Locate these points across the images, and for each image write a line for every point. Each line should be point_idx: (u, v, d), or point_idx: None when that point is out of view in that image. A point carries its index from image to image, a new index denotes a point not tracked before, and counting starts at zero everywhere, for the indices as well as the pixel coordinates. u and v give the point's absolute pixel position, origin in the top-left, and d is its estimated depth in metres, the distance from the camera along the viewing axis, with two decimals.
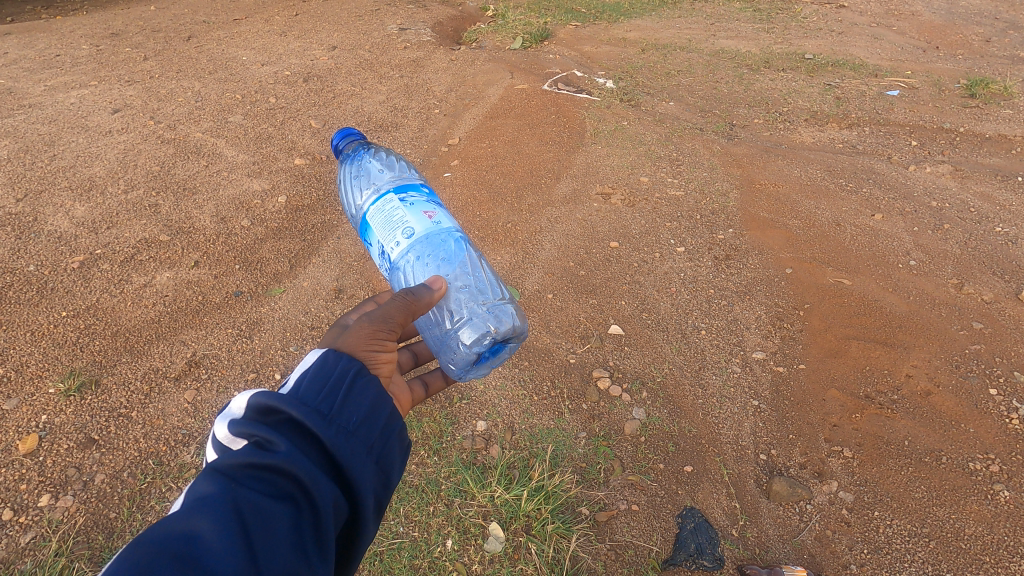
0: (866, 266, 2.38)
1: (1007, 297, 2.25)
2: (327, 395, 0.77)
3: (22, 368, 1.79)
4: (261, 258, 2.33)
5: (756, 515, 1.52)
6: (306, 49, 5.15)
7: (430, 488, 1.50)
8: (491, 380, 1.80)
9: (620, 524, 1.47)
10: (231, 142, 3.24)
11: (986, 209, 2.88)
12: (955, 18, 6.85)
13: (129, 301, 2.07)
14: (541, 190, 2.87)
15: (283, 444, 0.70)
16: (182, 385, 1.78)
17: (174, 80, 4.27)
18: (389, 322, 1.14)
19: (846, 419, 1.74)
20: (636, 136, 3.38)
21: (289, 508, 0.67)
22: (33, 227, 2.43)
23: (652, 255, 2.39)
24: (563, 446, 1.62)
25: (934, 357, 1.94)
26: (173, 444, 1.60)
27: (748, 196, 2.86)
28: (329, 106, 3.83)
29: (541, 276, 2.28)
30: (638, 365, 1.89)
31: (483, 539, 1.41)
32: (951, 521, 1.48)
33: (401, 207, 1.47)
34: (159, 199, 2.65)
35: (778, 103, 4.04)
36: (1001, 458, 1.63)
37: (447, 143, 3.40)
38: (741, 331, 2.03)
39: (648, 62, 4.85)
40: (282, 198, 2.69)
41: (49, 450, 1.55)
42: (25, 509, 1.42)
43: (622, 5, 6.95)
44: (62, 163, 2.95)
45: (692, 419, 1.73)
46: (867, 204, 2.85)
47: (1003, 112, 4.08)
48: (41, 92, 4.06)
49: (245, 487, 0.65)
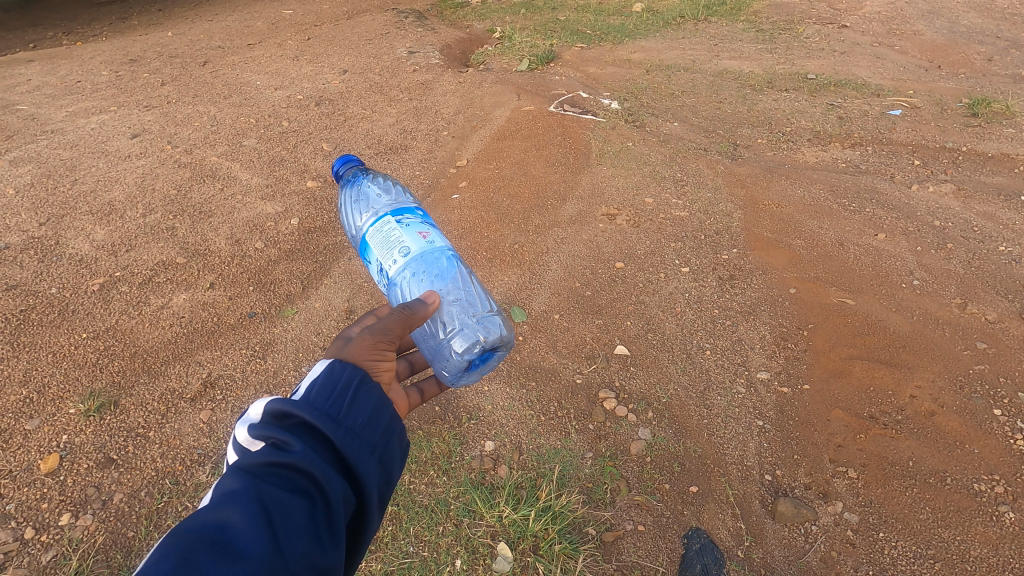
0: (869, 286, 2.56)
1: (1010, 316, 2.41)
2: (334, 402, 0.91)
3: (45, 390, 1.96)
4: (274, 279, 2.54)
5: (761, 536, 1.64)
6: (319, 73, 5.42)
7: (440, 508, 1.63)
8: (500, 401, 1.97)
9: (626, 544, 1.59)
10: (245, 166, 3.48)
11: (989, 229, 3.05)
12: (957, 36, 7.03)
13: (148, 323, 2.27)
14: (548, 212, 3.08)
15: (298, 445, 0.84)
16: (197, 406, 1.94)
17: (190, 104, 4.52)
18: (388, 334, 1.35)
19: (851, 440, 1.88)
20: (641, 157, 3.59)
21: (304, 501, 0.81)
22: (56, 251, 2.66)
23: (657, 276, 2.60)
24: (570, 466, 1.76)
25: (938, 377, 2.10)
26: (188, 463, 1.76)
27: (752, 215, 3.05)
28: (341, 129, 4.07)
29: (548, 297, 2.47)
30: (643, 385, 2.05)
31: (490, 559, 1.53)
32: (956, 543, 1.61)
33: (398, 228, 1.72)
34: (175, 222, 2.88)
35: (782, 123, 4.23)
36: (1006, 479, 1.76)
37: (455, 165, 3.63)
38: (745, 351, 2.20)
39: (652, 83, 5.06)
40: (295, 221, 2.92)
41: (69, 470, 1.71)
42: (46, 528, 1.56)
43: (626, 25, 7.20)
44: (83, 188, 3.20)
45: (696, 439, 1.88)
46: (871, 224, 3.02)
47: (1006, 130, 4.23)
48: (62, 117, 4.32)
49: (266, 483, 0.80)
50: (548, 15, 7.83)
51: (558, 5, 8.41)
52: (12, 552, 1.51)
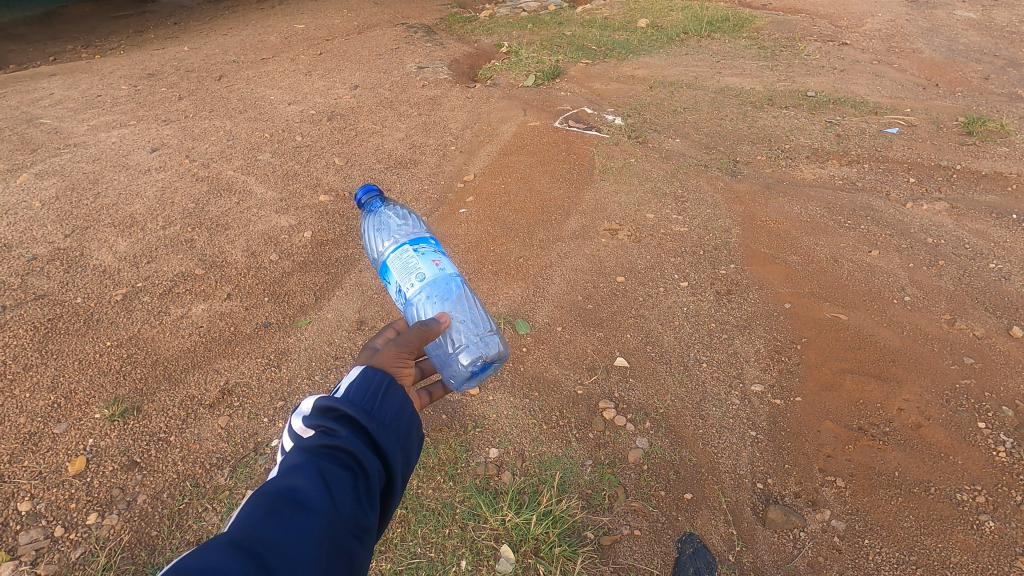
0: (861, 302, 2.85)
1: (996, 332, 2.66)
2: (369, 399, 1.05)
3: (72, 395, 2.16)
4: (288, 291, 2.83)
5: (752, 542, 1.82)
6: (331, 88, 5.79)
7: (445, 512, 1.83)
8: (503, 410, 2.20)
9: (623, 548, 1.77)
10: (260, 179, 3.85)
11: (981, 245, 3.36)
12: (955, 55, 7.36)
13: (169, 332, 2.51)
14: (552, 227, 3.45)
15: (344, 431, 0.98)
16: (216, 412, 2.14)
17: (207, 119, 4.91)
18: (408, 346, 1.53)
19: (839, 450, 2.09)
20: (642, 173, 4.00)
21: (349, 475, 0.95)
22: (80, 262, 2.95)
23: (657, 290, 2.92)
24: (570, 473, 1.97)
25: (925, 392, 2.32)
26: (207, 467, 1.93)
27: (750, 232, 3.41)
28: (352, 144, 4.47)
29: (551, 310, 2.77)
30: (642, 397, 2.29)
31: (494, 560, 1.72)
32: (938, 550, 1.77)
33: (415, 256, 1.91)
34: (194, 234, 3.21)
35: (782, 140, 4.62)
36: (987, 490, 1.94)
37: (462, 179, 4.01)
38: (741, 364, 2.45)
39: (655, 100, 5.44)
40: (308, 233, 3.25)
41: (95, 472, 1.88)
42: (75, 526, 1.72)
43: (630, 41, 7.59)
44: (105, 201, 3.52)
45: (692, 449, 2.09)
46: (865, 240, 3.35)
47: (999, 149, 4.58)
48: (84, 131, 4.68)
49: (322, 460, 0.94)
50: (555, 31, 8.27)
51: (565, 21, 8.85)
52: (43, 549, 1.66)
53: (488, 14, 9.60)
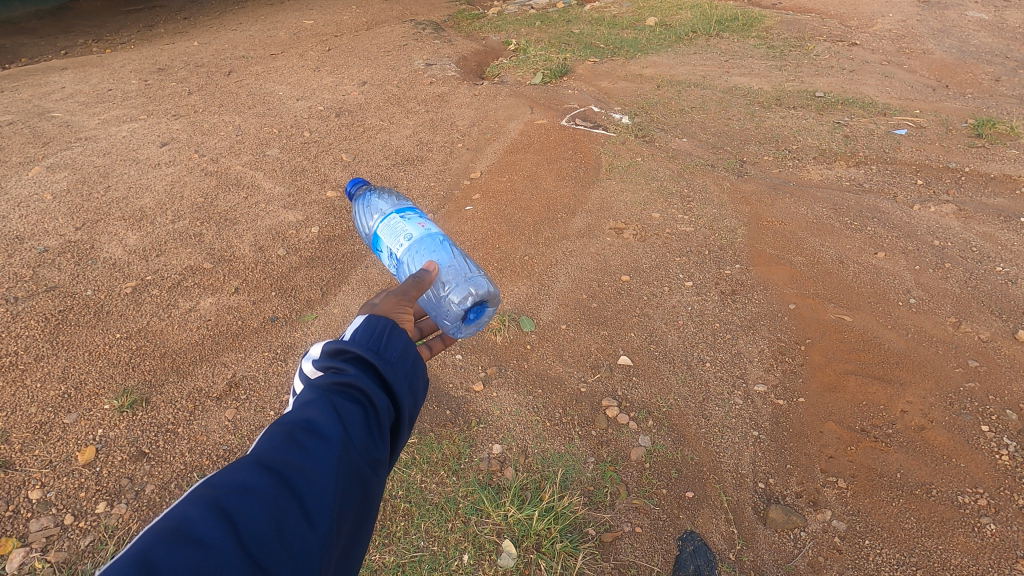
0: (867, 303, 2.89)
1: (1001, 335, 2.70)
2: (374, 341, 0.99)
3: (82, 386, 2.23)
4: (295, 285, 2.89)
5: (753, 541, 1.88)
6: (339, 84, 5.83)
7: (449, 506, 1.89)
8: (507, 407, 2.27)
9: (624, 544, 1.83)
10: (268, 175, 3.90)
11: (989, 249, 3.37)
12: (966, 55, 7.25)
13: (177, 324, 2.58)
14: (558, 225, 3.50)
15: (353, 370, 0.93)
16: (222, 405, 2.21)
17: (216, 114, 4.95)
18: (406, 296, 1.48)
19: (840, 452, 2.14)
20: (648, 172, 4.04)
21: (360, 409, 0.90)
22: (91, 254, 3.02)
23: (662, 288, 2.96)
24: (573, 470, 2.03)
25: (929, 394, 2.37)
26: (215, 458, 2.00)
27: (756, 232, 3.45)
28: (359, 140, 4.51)
29: (557, 307, 2.82)
30: (644, 395, 2.35)
31: (496, 554, 1.77)
32: (939, 552, 1.82)
33: (402, 221, 1.96)
34: (203, 229, 3.26)
35: (789, 141, 4.64)
36: (989, 492, 1.99)
37: (469, 177, 4.06)
38: (744, 365, 2.50)
39: (663, 99, 5.44)
40: (315, 229, 3.30)
41: (104, 462, 1.95)
42: (85, 514, 1.79)
43: (638, 39, 7.55)
44: (116, 195, 3.59)
45: (694, 448, 2.15)
46: (871, 242, 3.38)
47: (1008, 152, 4.56)
48: (95, 125, 4.74)
49: (334, 394, 0.89)
50: (563, 28, 8.25)
51: (573, 18, 8.81)
52: (53, 536, 1.72)
53: (496, 10, 9.55)
